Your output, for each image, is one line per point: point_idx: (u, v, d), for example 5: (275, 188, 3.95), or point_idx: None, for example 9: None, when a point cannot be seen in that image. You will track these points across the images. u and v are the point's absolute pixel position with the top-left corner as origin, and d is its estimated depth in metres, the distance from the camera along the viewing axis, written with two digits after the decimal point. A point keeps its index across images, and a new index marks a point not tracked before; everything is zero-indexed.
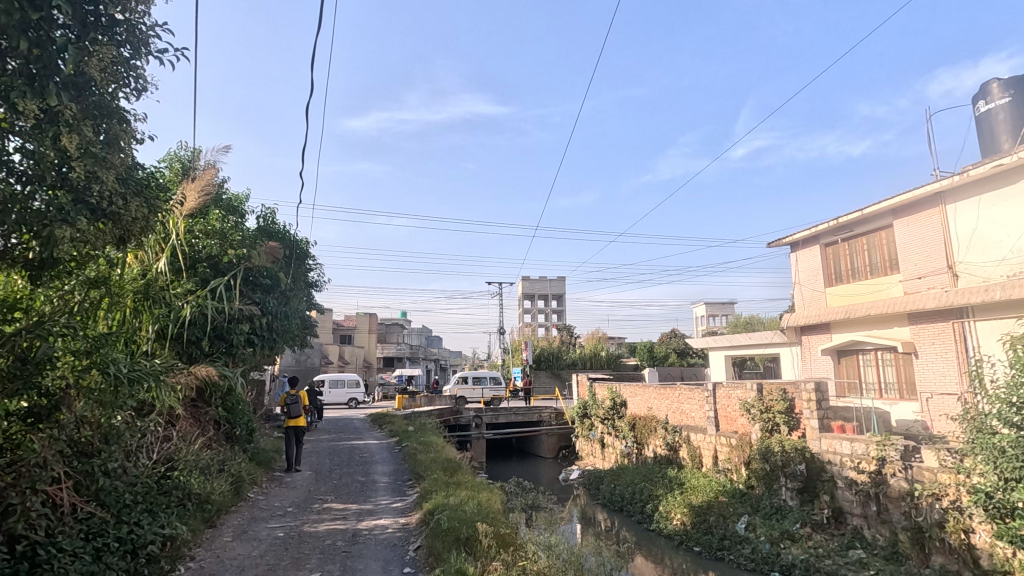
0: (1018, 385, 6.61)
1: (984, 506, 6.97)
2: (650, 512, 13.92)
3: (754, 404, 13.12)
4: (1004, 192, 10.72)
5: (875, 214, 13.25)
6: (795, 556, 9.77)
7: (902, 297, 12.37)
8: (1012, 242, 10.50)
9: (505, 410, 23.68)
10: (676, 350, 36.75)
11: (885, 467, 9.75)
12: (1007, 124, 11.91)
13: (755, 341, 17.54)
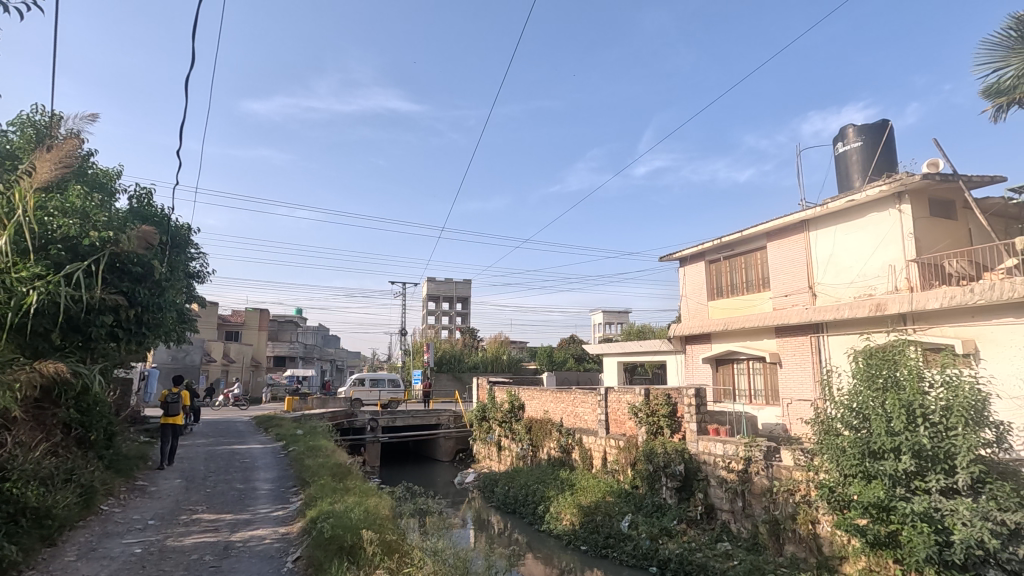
0: (858, 394, 7.52)
1: (827, 500, 7.88)
2: (541, 513, 14.27)
3: (641, 408, 13.92)
4: (855, 223, 12.23)
5: (753, 235, 14.62)
6: (671, 551, 10.47)
7: (771, 312, 13.73)
8: (859, 267, 12.03)
9: (403, 413, 23.19)
10: (574, 356, 38.25)
11: (751, 466, 10.72)
12: (858, 164, 13.66)
13: (645, 348, 18.61)
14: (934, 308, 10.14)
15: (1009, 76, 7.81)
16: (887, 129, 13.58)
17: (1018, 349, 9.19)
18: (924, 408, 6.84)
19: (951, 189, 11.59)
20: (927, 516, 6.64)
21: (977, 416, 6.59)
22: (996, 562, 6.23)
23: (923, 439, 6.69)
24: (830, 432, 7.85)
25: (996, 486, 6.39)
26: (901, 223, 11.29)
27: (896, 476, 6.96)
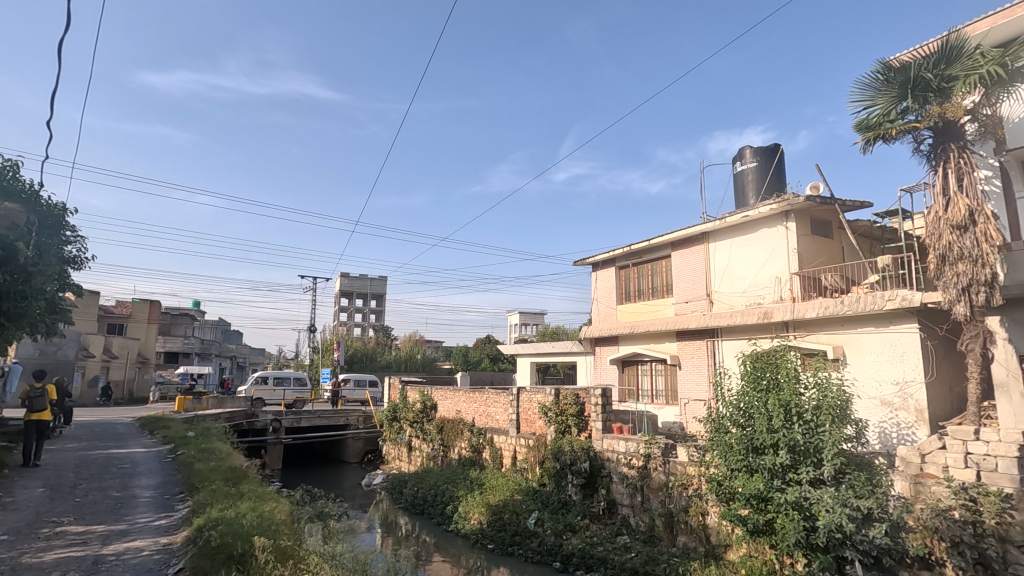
0: (745, 394, 8.18)
1: (715, 493, 8.48)
2: (449, 513, 14.21)
3: (550, 408, 14.29)
4: (748, 237, 13.29)
5: (659, 244, 15.48)
6: (574, 545, 10.80)
7: (673, 317, 14.61)
8: (750, 278, 13.07)
9: (309, 413, 22.19)
10: (489, 356, 38.58)
11: (650, 462, 11.33)
12: (753, 183, 14.87)
13: (557, 349, 19.09)
14: (811, 316, 11.24)
15: (875, 115, 8.79)
16: (778, 153, 14.88)
17: (877, 355, 10.39)
18: (799, 407, 7.57)
19: (829, 211, 12.89)
20: (798, 505, 7.32)
21: (841, 414, 7.39)
22: (851, 544, 6.94)
23: (797, 435, 7.39)
24: (720, 430, 8.48)
25: (853, 476, 7.17)
26: (787, 240, 12.40)
27: (773, 469, 7.62)
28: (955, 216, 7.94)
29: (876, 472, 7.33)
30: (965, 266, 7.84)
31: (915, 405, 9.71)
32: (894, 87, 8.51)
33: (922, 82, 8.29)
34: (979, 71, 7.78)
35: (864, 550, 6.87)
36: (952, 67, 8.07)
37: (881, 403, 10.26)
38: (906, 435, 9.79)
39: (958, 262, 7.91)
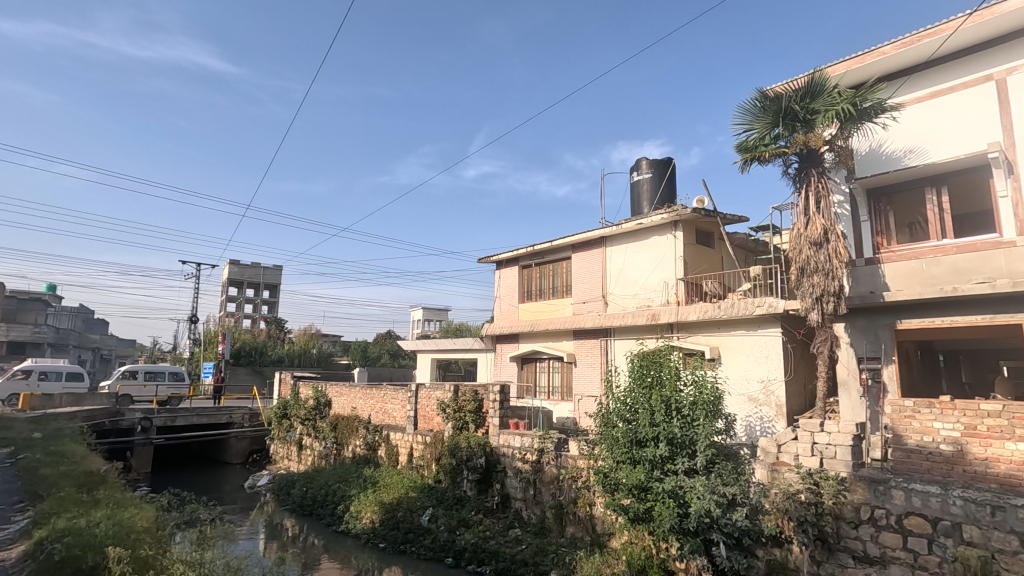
0: (631, 390, 8.70)
1: (602, 484, 8.91)
2: (340, 513, 13.70)
3: (449, 404, 14.23)
4: (642, 243, 14.10)
5: (561, 246, 16.01)
6: (467, 540, 10.87)
7: (571, 317, 15.19)
8: (642, 282, 13.89)
9: (186, 411, 20.35)
10: (389, 352, 37.86)
11: (543, 456, 11.70)
12: (648, 193, 15.81)
13: (459, 346, 19.11)
14: (692, 319, 12.19)
15: (752, 138, 9.70)
16: (670, 166, 15.94)
17: (746, 356, 11.48)
18: (678, 402, 8.20)
19: (711, 223, 14.00)
20: (673, 493, 7.86)
21: (713, 409, 8.10)
22: (718, 527, 7.55)
23: (675, 428, 7.99)
24: (608, 424, 8.93)
25: (721, 466, 7.86)
26: (674, 247, 13.31)
27: (654, 460, 8.16)
28: (812, 234, 8.97)
29: (740, 461, 8.08)
30: (819, 278, 8.89)
31: (775, 400, 10.84)
32: (768, 114, 9.43)
33: (791, 112, 9.29)
34: (835, 108, 8.89)
35: (728, 532, 7.52)
36: (815, 102, 9.12)
37: (748, 399, 11.35)
38: (767, 427, 10.91)
39: (813, 274, 8.96)
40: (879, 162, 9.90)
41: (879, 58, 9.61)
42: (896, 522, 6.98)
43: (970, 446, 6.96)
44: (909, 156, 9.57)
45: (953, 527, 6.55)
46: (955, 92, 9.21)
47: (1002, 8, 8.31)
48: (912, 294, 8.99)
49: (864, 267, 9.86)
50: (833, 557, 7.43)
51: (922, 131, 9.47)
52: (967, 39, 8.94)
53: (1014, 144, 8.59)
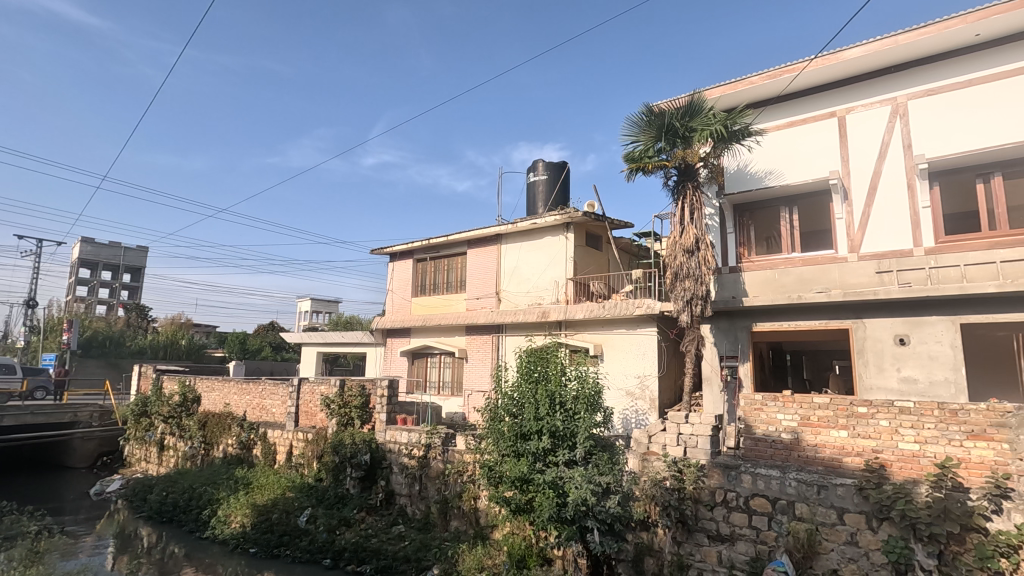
0: (519, 385, 8.93)
1: (486, 477, 9.04)
2: (205, 518, 12.61)
3: (333, 400, 13.66)
4: (535, 243, 14.48)
5: (456, 241, 15.99)
6: (347, 540, 10.48)
7: (464, 313, 15.28)
8: (534, 280, 14.28)
9: (16, 409, 17.61)
10: (271, 345, 35.59)
11: (430, 452, 11.65)
12: (543, 195, 16.28)
13: (347, 339, 18.43)
14: (580, 318, 12.80)
15: (638, 149, 10.35)
16: (565, 170, 16.53)
17: (625, 353, 12.23)
18: (561, 396, 8.56)
19: (600, 227, 14.73)
20: (553, 483, 8.16)
21: (594, 403, 8.56)
22: (592, 515, 7.94)
23: (558, 422, 8.32)
24: (495, 419, 9.08)
25: (599, 457, 8.31)
26: (566, 248, 13.83)
27: (537, 453, 8.43)
28: (686, 242, 9.76)
29: (615, 452, 8.61)
30: (690, 283, 9.71)
31: (649, 395, 11.68)
32: (652, 128, 10.11)
33: (673, 129, 10.03)
34: (710, 128, 9.75)
35: (601, 519, 7.94)
36: (694, 121, 9.94)
37: (625, 393, 12.10)
38: (641, 419, 11.72)
39: (685, 279, 9.76)
40: (744, 181, 11.00)
41: (747, 87, 10.69)
42: (744, 503, 7.80)
43: (804, 434, 7.86)
44: (768, 177, 10.72)
45: (789, 506, 7.42)
46: (806, 124, 10.48)
47: (843, 55, 9.61)
48: (766, 300, 10.14)
49: (728, 274, 10.91)
50: (691, 537, 8.15)
51: (780, 156, 10.66)
52: (815, 79, 10.24)
53: (849, 174, 9.95)
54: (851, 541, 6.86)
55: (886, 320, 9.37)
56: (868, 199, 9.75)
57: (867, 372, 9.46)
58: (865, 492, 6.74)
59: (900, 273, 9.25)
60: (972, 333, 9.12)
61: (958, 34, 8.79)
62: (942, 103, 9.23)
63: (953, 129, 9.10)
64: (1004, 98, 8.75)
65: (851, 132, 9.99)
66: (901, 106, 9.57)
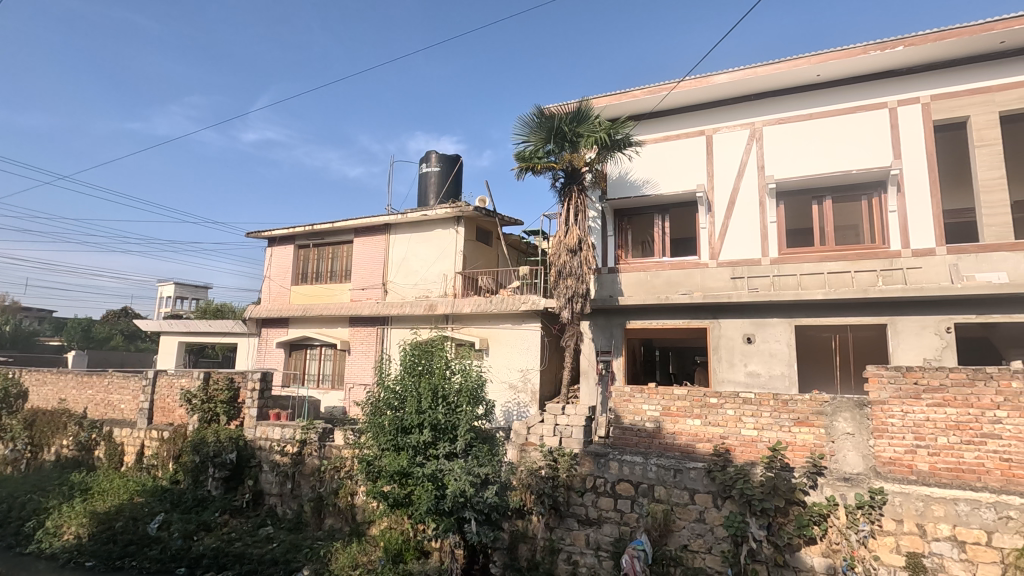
0: (401, 378, 8.81)
1: (364, 473, 8.80)
2: (28, 531, 10.91)
3: (196, 395, 12.48)
4: (425, 235, 14.32)
5: (342, 229, 15.33)
6: (206, 546, 9.61)
7: (348, 303, 14.72)
8: (423, 273, 14.12)
9: None
10: (123, 333, 31.79)
11: (305, 448, 11.13)
12: (435, 186, 16.15)
13: (215, 328, 16.99)
14: (467, 311, 12.90)
15: (528, 149, 10.64)
16: (458, 164, 16.51)
17: (510, 347, 12.52)
18: (444, 389, 8.59)
19: (490, 222, 14.91)
20: (432, 476, 8.15)
21: (476, 395, 8.71)
22: (470, 505, 8.04)
23: (439, 414, 8.33)
24: (376, 413, 8.87)
25: (479, 448, 8.45)
26: (456, 242, 13.84)
27: (417, 446, 8.37)
28: (570, 242, 10.22)
29: (495, 443, 8.81)
30: (571, 281, 10.18)
31: (531, 387, 12.09)
32: (542, 130, 10.44)
33: (562, 132, 10.43)
34: (595, 135, 10.28)
35: (479, 509, 8.06)
36: (581, 127, 10.41)
37: (508, 386, 12.40)
38: (523, 412, 12.09)
39: (567, 278, 10.21)
40: (625, 187, 11.74)
41: (630, 100, 11.41)
42: (611, 488, 8.37)
43: (665, 423, 8.46)
44: (646, 186, 11.54)
45: (649, 489, 8.08)
46: (679, 140, 11.42)
47: (713, 79, 10.58)
48: (639, 299, 10.94)
49: (607, 275, 11.62)
50: (562, 523, 8.60)
51: (657, 167, 11.52)
52: (688, 99, 11.18)
53: (713, 188, 10.99)
54: (699, 518, 7.64)
55: (737, 321, 10.53)
56: (728, 212, 10.84)
57: (720, 366, 10.55)
58: (712, 473, 7.54)
59: (750, 279, 10.44)
60: (804, 334, 10.51)
61: (803, 72, 10.07)
62: (789, 132, 10.54)
63: (796, 155, 10.43)
64: (836, 132, 10.20)
65: (717, 150, 11.06)
66: (757, 131, 10.77)
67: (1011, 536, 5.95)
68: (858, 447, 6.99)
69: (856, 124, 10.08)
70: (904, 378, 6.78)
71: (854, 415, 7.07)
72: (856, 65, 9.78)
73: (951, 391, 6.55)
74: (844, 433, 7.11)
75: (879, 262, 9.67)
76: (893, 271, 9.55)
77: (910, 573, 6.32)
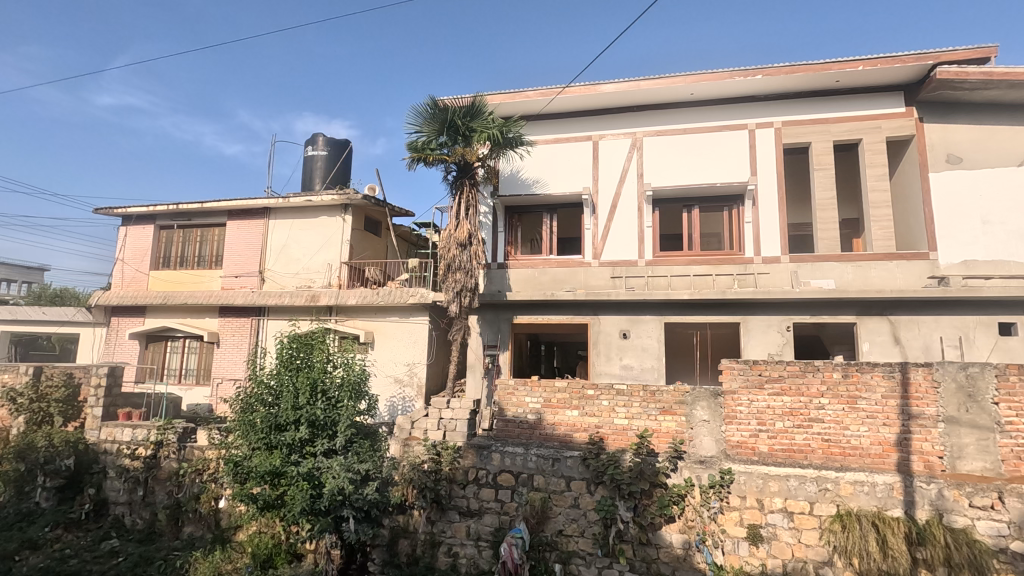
0: (276, 373, 8.29)
1: (230, 474, 8.13)
2: None
3: (23, 393, 10.74)
4: (308, 222, 13.55)
5: (213, 210, 14.03)
6: (30, 566, 8.29)
7: (218, 291, 13.50)
8: (304, 261, 13.37)
9: None
10: None
11: (161, 450, 10.07)
12: (321, 171, 15.34)
13: (51, 317, 14.77)
14: (352, 303, 12.42)
15: (421, 140, 10.47)
16: (347, 149, 15.81)
17: (396, 341, 12.26)
18: (324, 384, 8.21)
19: (380, 212, 14.48)
20: (308, 475, 7.78)
21: (358, 390, 8.41)
22: (349, 503, 7.77)
23: (318, 410, 7.95)
24: (246, 410, 8.25)
25: (360, 444, 8.18)
26: (342, 231, 13.26)
27: (292, 444, 7.92)
28: (460, 236, 10.22)
29: (377, 438, 8.58)
30: (460, 275, 10.20)
31: (417, 381, 11.94)
32: (435, 122, 10.32)
33: (455, 126, 10.39)
34: (488, 132, 10.37)
35: (358, 506, 7.81)
36: (474, 122, 10.45)
37: (393, 380, 12.13)
38: (408, 406, 11.91)
39: (457, 272, 10.21)
40: (516, 185, 11.98)
41: (523, 100, 11.62)
42: (493, 479, 8.54)
43: (545, 414, 8.69)
44: (535, 185, 11.87)
45: (529, 479, 8.36)
46: (568, 142, 11.87)
47: (601, 88, 11.10)
48: (526, 295, 11.23)
49: (496, 270, 11.81)
50: (443, 516, 8.62)
51: (547, 168, 11.89)
52: (577, 104, 11.63)
53: (598, 191, 11.58)
54: (574, 504, 8.05)
55: (615, 317, 11.20)
56: (610, 215, 11.48)
57: (599, 360, 11.17)
58: (587, 461, 7.99)
59: (627, 279, 11.17)
60: (673, 330, 11.45)
61: (680, 89, 10.91)
62: (665, 144, 11.40)
63: (671, 166, 11.31)
64: (705, 148, 11.21)
65: (602, 156, 11.66)
66: (638, 140, 11.52)
67: (827, 505, 6.97)
68: (712, 432, 7.73)
69: (721, 141, 11.15)
70: (751, 369, 7.61)
71: (710, 403, 7.82)
72: (724, 87, 10.80)
73: (788, 381, 7.47)
74: (701, 420, 7.82)
75: (735, 266, 10.78)
76: (747, 276, 10.70)
77: (750, 542, 7.17)
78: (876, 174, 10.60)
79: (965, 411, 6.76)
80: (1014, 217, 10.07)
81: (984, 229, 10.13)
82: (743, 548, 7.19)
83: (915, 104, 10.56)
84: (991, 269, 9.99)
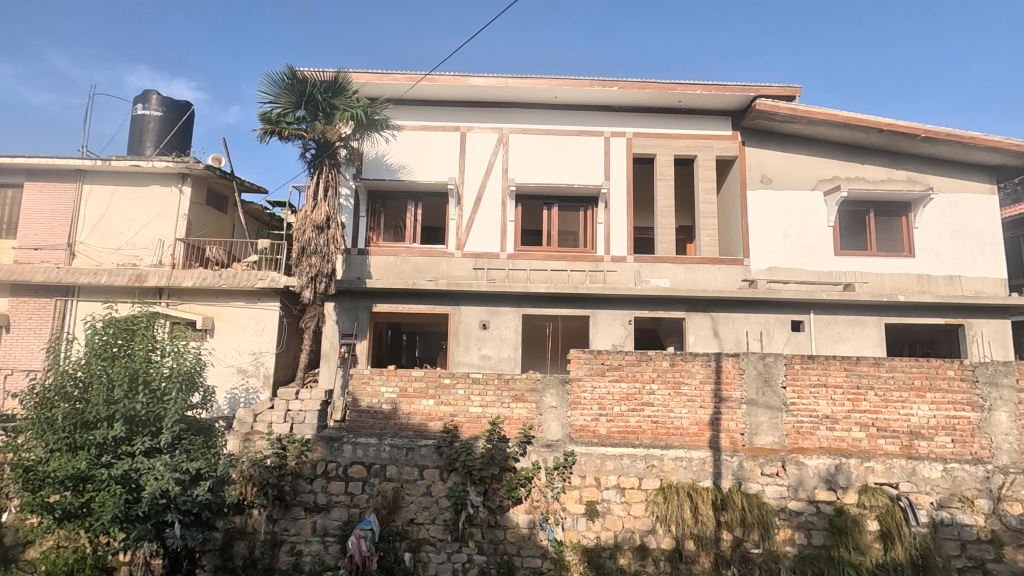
0: (84, 364, 7.17)
1: (18, 483, 6.89)
2: None
3: None
4: (135, 190, 11.86)
5: (6, 167, 11.66)
6: None
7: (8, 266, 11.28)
8: (128, 236, 11.69)
9: None
10: None
11: None
12: (154, 134, 13.50)
13: None
14: (186, 285, 11.13)
15: (275, 111, 9.67)
16: (188, 113, 14.07)
17: (239, 328, 11.25)
18: (147, 376, 7.23)
19: (226, 186, 13.13)
20: (124, 478, 6.87)
21: (189, 381, 7.57)
22: (174, 506, 7.02)
23: (138, 406, 7.00)
24: (42, 406, 7.03)
25: (190, 442, 7.38)
26: (178, 204, 11.83)
27: (104, 444, 6.94)
28: (317, 218, 9.65)
29: (212, 435, 7.82)
30: (316, 259, 9.65)
31: (263, 371, 11.09)
32: (292, 94, 9.62)
33: (314, 100, 9.77)
34: (351, 111, 9.91)
35: (185, 509, 7.07)
36: (336, 99, 9.92)
37: (235, 370, 11.13)
38: (251, 398, 11.03)
39: (312, 255, 9.64)
40: (380, 169, 11.61)
41: (390, 82, 11.26)
42: (343, 472, 8.25)
43: (401, 404, 8.53)
44: (401, 171, 11.62)
45: (382, 469, 8.21)
46: (435, 131, 11.78)
47: (470, 80, 11.16)
48: (386, 283, 10.96)
49: (356, 256, 11.39)
50: (287, 513, 8.13)
51: (413, 154, 11.69)
52: (446, 93, 11.58)
53: (463, 183, 11.66)
54: (426, 492, 8.09)
55: (475, 308, 11.39)
56: (474, 208, 11.63)
57: (458, 350, 11.29)
58: (441, 449, 8.09)
59: (489, 271, 11.44)
60: (530, 321, 11.96)
61: (545, 90, 11.35)
62: (530, 142, 11.82)
63: (534, 164, 11.75)
64: (566, 149, 11.82)
65: (468, 148, 11.76)
66: (504, 136, 11.81)
67: (653, 479, 7.83)
68: (559, 417, 8.22)
69: (580, 146, 11.84)
70: (595, 359, 8.24)
71: (558, 390, 8.30)
72: (585, 93, 11.45)
73: (625, 369, 8.21)
74: (550, 406, 8.27)
75: (588, 264, 11.56)
76: (597, 273, 11.53)
77: (587, 517, 7.78)
78: (706, 188, 12.01)
79: (761, 394, 7.98)
80: (807, 232, 12.07)
81: (784, 241, 12.00)
82: (581, 523, 7.78)
83: (740, 129, 12.15)
84: (788, 275, 11.88)
